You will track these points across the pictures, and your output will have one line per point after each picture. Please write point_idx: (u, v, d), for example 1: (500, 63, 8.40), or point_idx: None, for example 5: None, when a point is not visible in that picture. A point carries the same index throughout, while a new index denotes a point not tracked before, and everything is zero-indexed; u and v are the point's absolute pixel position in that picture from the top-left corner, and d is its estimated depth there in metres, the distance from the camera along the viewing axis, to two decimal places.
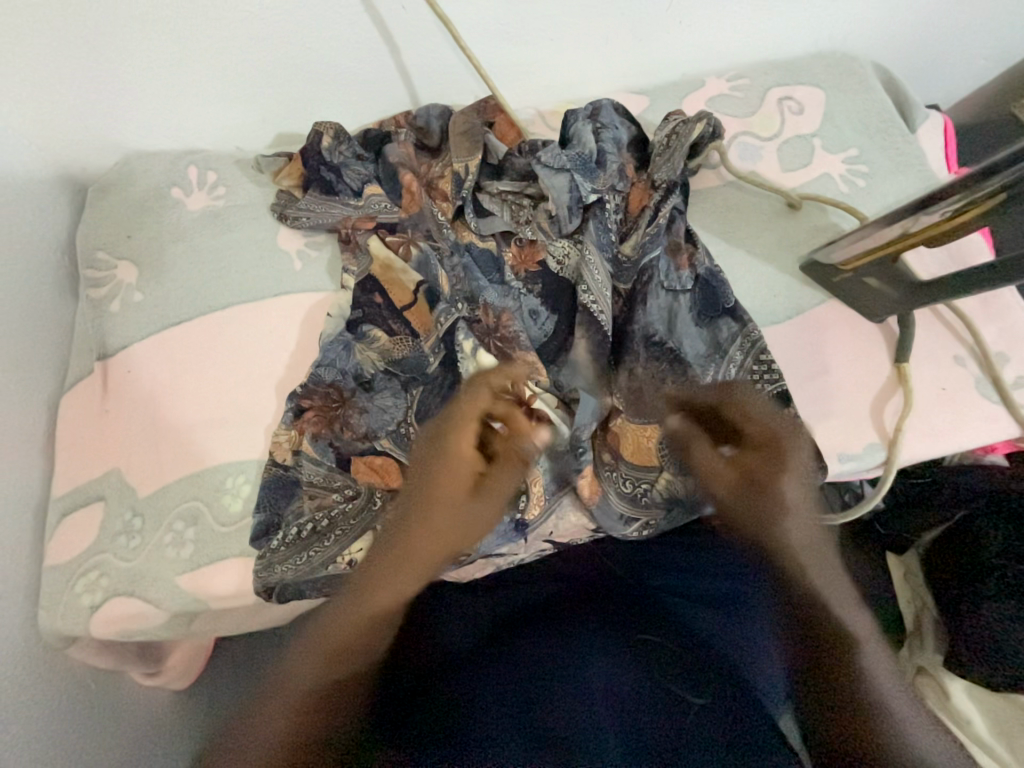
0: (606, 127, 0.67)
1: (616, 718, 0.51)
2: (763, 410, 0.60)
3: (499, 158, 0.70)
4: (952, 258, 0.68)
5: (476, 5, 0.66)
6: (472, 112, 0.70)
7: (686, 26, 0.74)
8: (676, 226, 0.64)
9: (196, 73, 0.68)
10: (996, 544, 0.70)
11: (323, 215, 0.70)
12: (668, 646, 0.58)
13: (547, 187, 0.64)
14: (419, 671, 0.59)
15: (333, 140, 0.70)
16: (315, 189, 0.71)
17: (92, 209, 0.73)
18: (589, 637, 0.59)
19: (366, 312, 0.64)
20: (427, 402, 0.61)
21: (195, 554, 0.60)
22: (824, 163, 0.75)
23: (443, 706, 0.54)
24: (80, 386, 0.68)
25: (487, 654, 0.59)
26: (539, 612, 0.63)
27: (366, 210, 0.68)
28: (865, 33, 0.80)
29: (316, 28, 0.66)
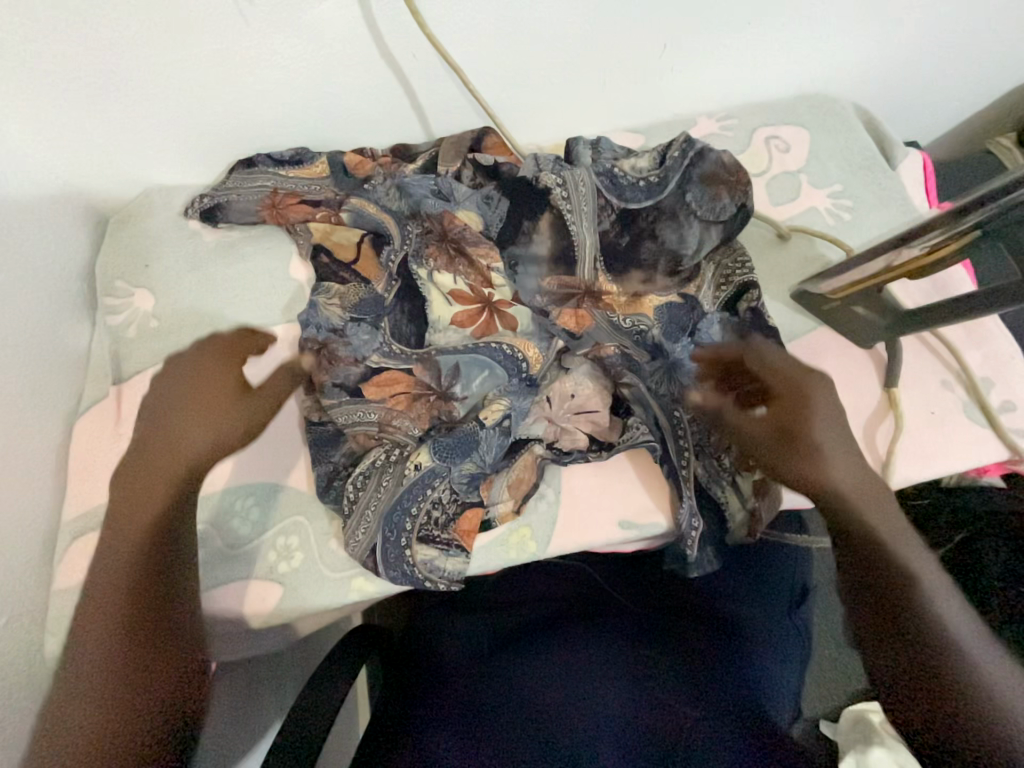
0: (627, 196, 0.66)
1: (624, 721, 0.51)
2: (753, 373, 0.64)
3: (511, 246, 0.68)
4: (936, 288, 0.72)
5: (482, 54, 0.71)
6: (463, 139, 0.74)
7: (679, 72, 0.79)
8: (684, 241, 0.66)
9: (217, 115, 0.72)
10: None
11: (251, 190, 0.73)
12: (668, 660, 0.58)
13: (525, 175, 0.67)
14: (422, 683, 0.61)
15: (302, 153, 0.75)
16: (244, 170, 0.74)
17: (112, 240, 0.76)
18: (589, 651, 0.59)
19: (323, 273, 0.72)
20: (398, 324, 0.68)
21: (204, 577, 0.61)
22: (811, 197, 0.79)
23: (450, 708, 0.55)
24: (94, 411, 0.70)
25: (492, 661, 0.61)
26: (543, 627, 0.65)
27: (308, 195, 0.73)
28: (846, 77, 0.86)
29: (332, 75, 0.70)
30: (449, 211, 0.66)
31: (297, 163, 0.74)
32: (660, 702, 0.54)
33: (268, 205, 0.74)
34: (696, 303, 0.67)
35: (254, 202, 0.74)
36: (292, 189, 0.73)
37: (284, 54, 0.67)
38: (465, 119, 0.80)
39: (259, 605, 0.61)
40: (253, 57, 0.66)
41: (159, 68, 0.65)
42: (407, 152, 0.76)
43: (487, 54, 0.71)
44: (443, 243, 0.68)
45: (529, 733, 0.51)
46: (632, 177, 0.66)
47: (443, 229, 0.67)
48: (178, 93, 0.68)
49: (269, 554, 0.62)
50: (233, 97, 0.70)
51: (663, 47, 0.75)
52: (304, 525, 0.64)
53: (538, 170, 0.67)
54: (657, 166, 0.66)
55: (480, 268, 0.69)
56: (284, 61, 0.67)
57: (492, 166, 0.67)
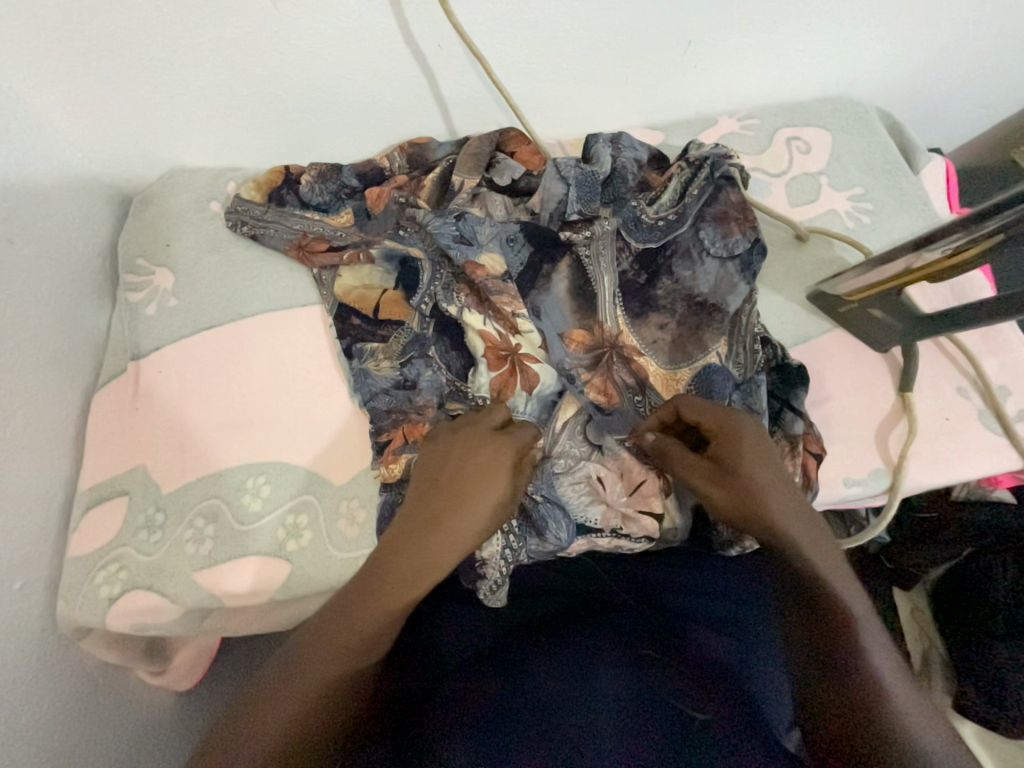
0: (643, 221, 0.66)
1: (625, 727, 0.49)
2: (788, 438, 0.63)
3: (532, 292, 0.66)
4: (955, 294, 0.71)
5: (505, 45, 0.71)
6: (484, 139, 0.74)
7: (702, 69, 0.79)
8: (705, 281, 0.65)
9: (242, 99, 0.73)
10: (1005, 583, 0.71)
11: (284, 230, 0.74)
12: (667, 656, 0.57)
13: (542, 186, 0.68)
14: (427, 680, 0.59)
15: (317, 178, 0.75)
16: (276, 208, 0.75)
17: (134, 219, 0.78)
18: (589, 648, 0.57)
19: (355, 335, 0.70)
20: (448, 358, 0.66)
21: (213, 552, 0.61)
22: (830, 199, 0.79)
23: (449, 711, 0.53)
24: (112, 384, 0.71)
25: (489, 662, 0.59)
26: (545, 624, 0.63)
27: (332, 237, 0.73)
28: (871, 80, 0.85)
29: (357, 63, 0.71)
30: (474, 254, 0.65)
31: (319, 175, 0.75)
32: (663, 697, 0.52)
33: (296, 245, 0.73)
34: (715, 372, 0.63)
35: (286, 237, 0.74)
36: (318, 235, 0.73)
37: (310, 40, 0.67)
38: (486, 110, 0.80)
39: (265, 581, 0.61)
40: (280, 42, 0.67)
41: (187, 50, 0.66)
42: (422, 149, 0.76)
43: (511, 46, 0.71)
44: (473, 286, 0.66)
45: (540, 732, 0.48)
46: (654, 220, 0.66)
47: (471, 273, 0.65)
48: (204, 76, 0.69)
49: (277, 532, 0.63)
50: (257, 81, 0.71)
51: (687, 43, 0.75)
52: (312, 503, 0.64)
53: (565, 197, 0.67)
54: (677, 204, 0.65)
55: (507, 315, 0.64)
56: (311, 48, 0.68)
57: (512, 185, 0.72)
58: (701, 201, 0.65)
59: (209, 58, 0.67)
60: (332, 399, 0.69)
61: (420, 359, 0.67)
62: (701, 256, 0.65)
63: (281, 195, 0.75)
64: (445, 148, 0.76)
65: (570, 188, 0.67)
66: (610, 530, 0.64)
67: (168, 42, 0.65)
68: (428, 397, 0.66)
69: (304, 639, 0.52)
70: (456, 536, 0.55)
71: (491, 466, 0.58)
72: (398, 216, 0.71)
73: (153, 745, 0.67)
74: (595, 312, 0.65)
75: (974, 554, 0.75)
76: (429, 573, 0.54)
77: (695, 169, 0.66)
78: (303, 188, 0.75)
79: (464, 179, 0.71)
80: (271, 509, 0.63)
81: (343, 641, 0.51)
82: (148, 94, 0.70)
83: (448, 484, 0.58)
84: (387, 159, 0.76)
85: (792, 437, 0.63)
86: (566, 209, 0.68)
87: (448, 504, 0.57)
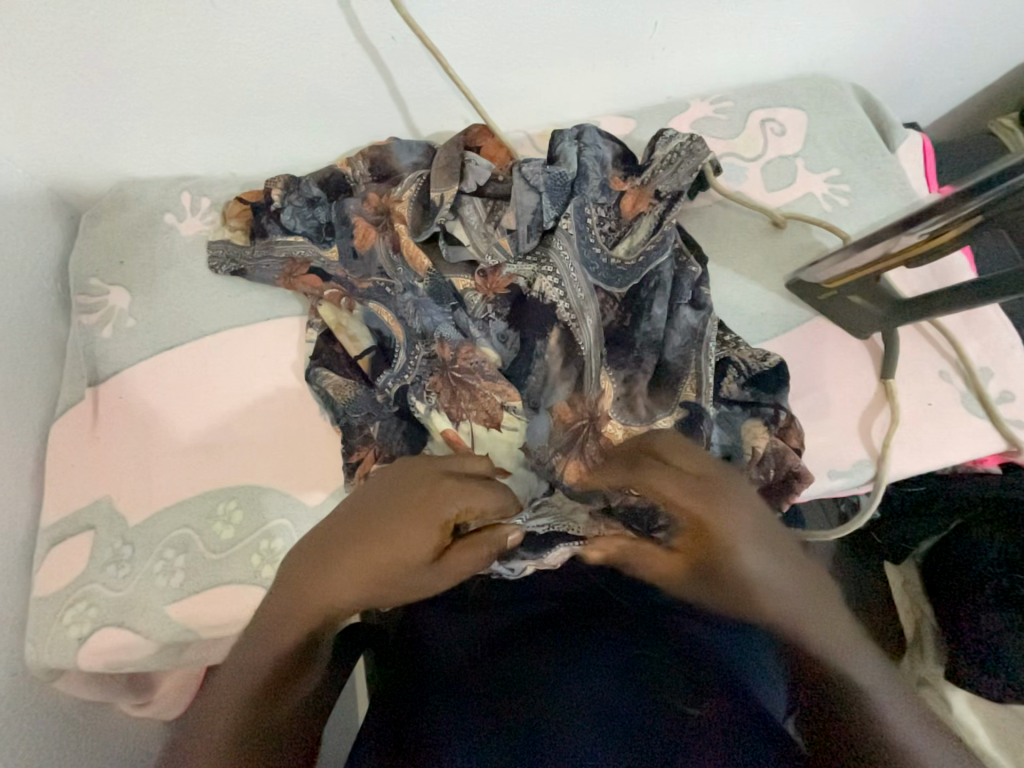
0: (625, 231, 0.64)
1: (600, 717, 0.51)
2: (758, 394, 0.61)
3: (527, 383, 0.61)
4: (935, 276, 0.70)
5: (464, 35, 0.67)
6: (454, 144, 0.68)
7: (671, 52, 0.76)
8: (690, 295, 0.63)
9: (188, 104, 0.68)
10: (991, 555, 0.72)
11: (267, 267, 0.69)
12: (659, 658, 0.56)
13: (513, 200, 0.62)
14: (420, 692, 0.57)
15: (283, 191, 0.69)
16: (261, 238, 0.69)
17: (84, 236, 0.74)
18: (572, 654, 0.56)
19: (327, 360, 0.65)
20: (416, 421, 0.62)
21: (186, 583, 0.60)
22: (806, 182, 0.77)
23: (448, 716, 0.53)
24: (71, 412, 0.68)
25: (478, 673, 0.57)
26: (533, 630, 0.60)
27: (301, 257, 0.67)
28: (843, 57, 0.83)
29: (306, 60, 0.66)
30: (468, 343, 0.62)
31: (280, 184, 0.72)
32: (655, 698, 0.53)
33: (285, 276, 0.68)
34: (704, 411, 0.59)
35: (275, 271, 0.68)
36: (302, 259, 0.67)
37: (256, 40, 0.63)
38: (449, 105, 0.76)
39: (238, 610, 0.59)
40: (224, 45, 0.63)
41: (123, 55, 0.62)
42: (378, 149, 0.71)
43: (470, 36, 0.68)
44: (448, 370, 0.61)
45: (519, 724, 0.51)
46: (629, 258, 0.63)
47: (452, 357, 0.61)
48: (144, 81, 0.65)
49: (251, 558, 0.60)
50: (203, 85, 0.67)
51: (653, 26, 0.72)
52: (287, 528, 0.62)
53: (539, 206, 0.62)
54: (652, 238, 0.63)
55: (491, 398, 0.61)
56: (257, 48, 0.64)
57: (478, 191, 0.65)
58: (687, 179, 0.66)
59: (149, 62, 0.63)
60: (302, 416, 0.66)
61: (395, 418, 0.62)
62: (692, 261, 0.65)
63: (263, 226, 0.69)
64: (411, 150, 0.71)
65: (543, 195, 0.62)
66: (593, 538, 0.60)
67: (102, 49, 0.61)
68: (362, 448, 0.62)
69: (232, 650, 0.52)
70: (358, 571, 0.50)
71: (413, 503, 0.51)
72: (384, 263, 0.64)
73: None
74: (578, 388, 0.60)
75: (961, 527, 0.76)
76: (323, 598, 0.51)
77: (671, 199, 0.65)
78: (286, 215, 0.68)
79: (443, 193, 0.63)
80: (244, 534, 0.61)
81: (283, 638, 0.51)
82: (86, 102, 0.66)
83: (367, 506, 0.52)
84: (349, 166, 0.71)
85: (760, 393, 0.61)
86: (544, 219, 0.62)
87: (360, 540, 0.51)
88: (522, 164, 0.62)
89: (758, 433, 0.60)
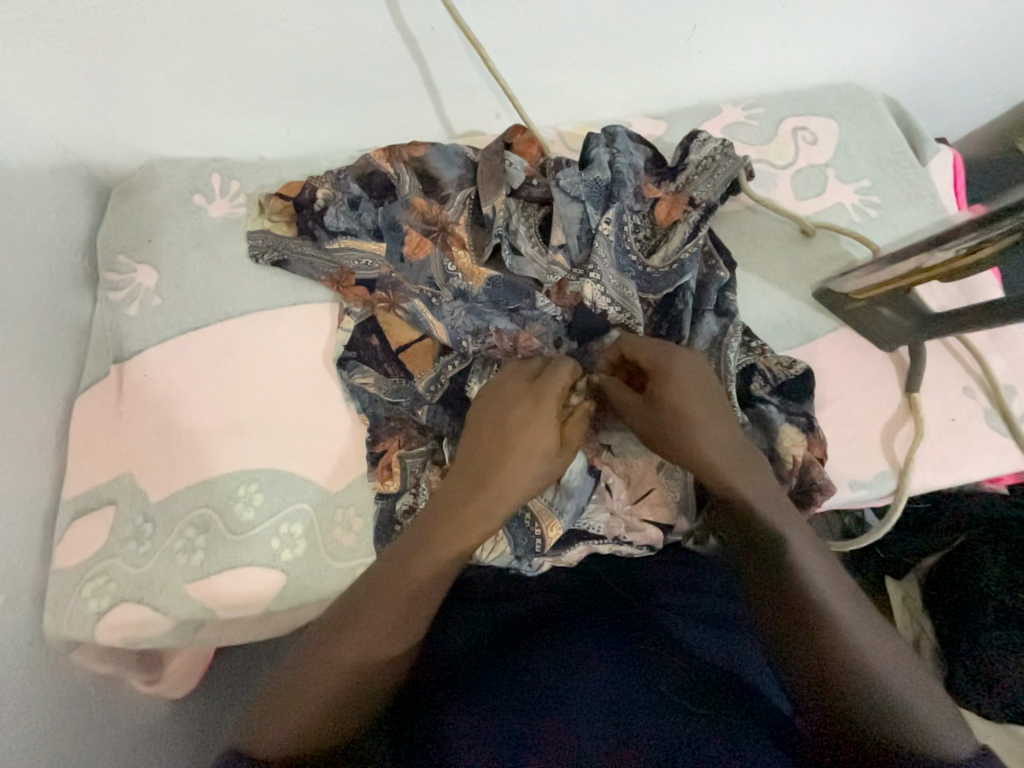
0: (664, 237, 0.64)
1: (606, 713, 0.48)
2: (788, 401, 0.61)
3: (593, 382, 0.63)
4: (963, 292, 0.70)
5: (503, 28, 0.67)
6: (495, 153, 0.66)
7: (708, 55, 0.76)
8: (723, 301, 0.64)
9: (223, 85, 0.68)
10: (994, 572, 0.71)
11: (308, 267, 0.68)
12: (665, 653, 0.54)
13: (557, 213, 0.61)
14: (427, 682, 0.56)
15: (328, 191, 0.68)
16: (299, 239, 0.69)
17: (113, 213, 0.74)
18: (590, 647, 0.54)
19: (361, 355, 0.65)
20: (441, 417, 0.61)
21: (205, 562, 0.60)
22: (837, 192, 0.76)
23: (433, 704, 0.52)
24: (96, 387, 0.69)
25: (485, 659, 0.56)
26: (541, 621, 0.59)
27: (345, 264, 0.66)
28: (878, 68, 0.82)
29: (343, 46, 0.66)
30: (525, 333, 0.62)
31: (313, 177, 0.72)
32: (660, 694, 0.50)
33: (330, 282, 0.67)
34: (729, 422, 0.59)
35: (319, 271, 0.67)
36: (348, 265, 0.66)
37: (298, 24, 0.63)
38: (482, 97, 0.76)
39: (257, 592, 0.60)
40: (262, 26, 0.63)
41: (162, 33, 0.62)
42: (420, 151, 0.67)
43: (509, 29, 0.67)
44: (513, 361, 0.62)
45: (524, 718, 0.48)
46: (663, 267, 0.63)
47: (513, 348, 0.62)
48: (183, 60, 0.65)
49: (271, 541, 0.61)
50: (239, 65, 0.66)
51: (692, 28, 0.72)
52: (307, 511, 0.62)
53: (584, 215, 0.61)
54: (688, 246, 0.63)
55: None
56: (297, 33, 0.64)
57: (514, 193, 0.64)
58: (721, 186, 0.66)
59: (186, 42, 0.63)
60: (325, 403, 0.66)
61: (434, 406, 0.61)
62: (720, 265, 0.65)
63: (310, 229, 0.68)
64: (449, 156, 0.67)
65: (585, 204, 0.61)
66: (613, 536, 0.61)
67: (144, 24, 0.61)
68: (385, 439, 0.63)
69: (282, 672, 0.50)
70: (472, 507, 0.53)
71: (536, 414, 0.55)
72: (437, 274, 0.64)
73: (148, 754, 0.66)
74: None
75: (965, 544, 0.76)
76: (383, 594, 0.51)
77: (705, 206, 0.64)
78: (330, 217, 0.66)
79: (494, 205, 0.63)
80: (264, 518, 0.61)
81: (326, 652, 0.49)
82: (122, 78, 0.65)
83: (492, 450, 0.54)
84: (392, 165, 0.67)
85: (789, 400, 0.61)
86: (592, 226, 0.61)
87: (503, 468, 0.54)
88: (559, 174, 0.63)
89: (794, 441, 0.60)
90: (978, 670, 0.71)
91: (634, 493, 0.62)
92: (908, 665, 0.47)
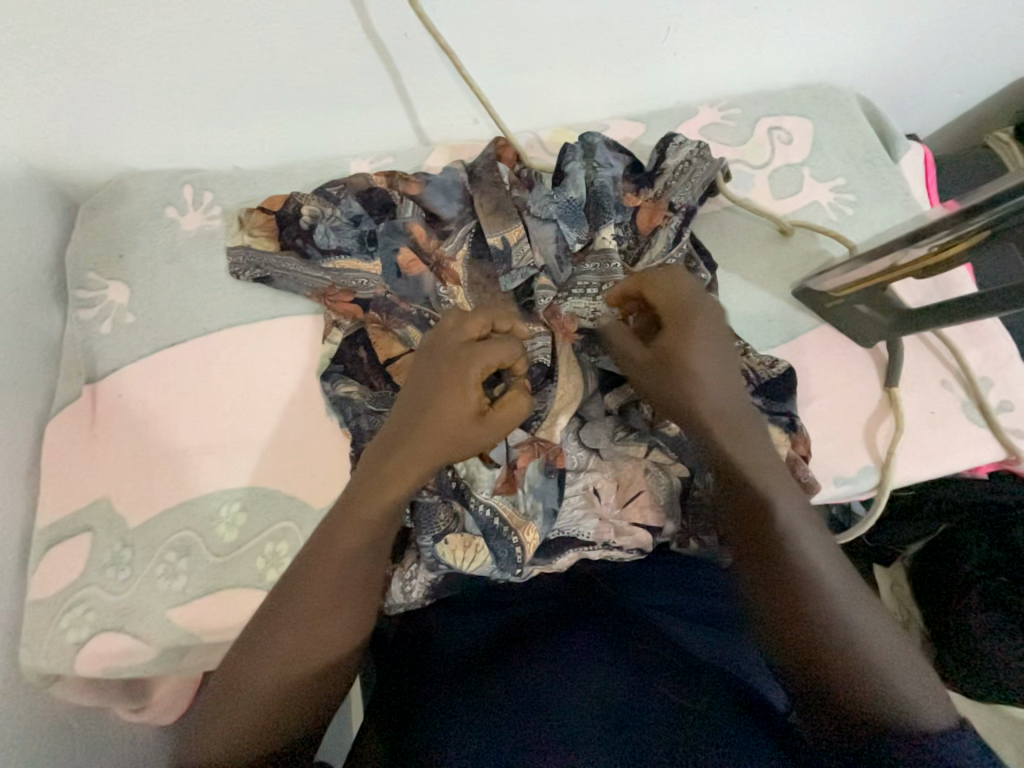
0: (649, 245, 0.64)
1: (600, 719, 0.47)
2: (774, 401, 0.62)
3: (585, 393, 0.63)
4: (938, 286, 0.71)
5: (476, 34, 0.67)
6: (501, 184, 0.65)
7: (682, 57, 0.76)
8: None
9: (190, 95, 0.67)
10: (977, 556, 0.73)
11: (295, 280, 0.67)
12: (652, 649, 0.54)
13: (533, 237, 0.63)
14: (416, 701, 0.53)
15: (309, 206, 0.67)
16: (284, 249, 0.67)
17: (81, 228, 0.72)
18: (575, 645, 0.54)
19: (347, 367, 0.64)
20: None
21: (189, 586, 0.58)
22: (812, 191, 0.77)
23: (422, 719, 0.51)
24: (68, 409, 0.66)
25: (475, 674, 0.54)
26: (528, 627, 0.58)
27: (343, 282, 0.65)
28: (850, 66, 0.83)
29: (313, 53, 0.65)
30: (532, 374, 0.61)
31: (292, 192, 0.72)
32: (648, 688, 0.50)
33: (320, 298, 0.66)
34: None
35: (304, 286, 0.66)
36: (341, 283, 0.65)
37: (264, 29, 0.62)
38: (458, 103, 0.75)
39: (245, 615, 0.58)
40: (228, 33, 0.61)
41: (124, 43, 0.60)
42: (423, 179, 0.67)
43: (482, 35, 0.67)
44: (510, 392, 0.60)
45: (521, 724, 0.47)
46: None
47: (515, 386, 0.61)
48: (147, 70, 0.63)
49: (256, 561, 0.59)
50: (205, 73, 0.65)
51: (665, 30, 0.72)
52: (292, 530, 0.61)
53: (557, 234, 0.63)
54: (670, 253, 0.63)
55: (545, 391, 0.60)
56: (265, 40, 0.63)
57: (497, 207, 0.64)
58: (699, 190, 0.66)
59: (151, 53, 0.61)
60: (307, 418, 0.65)
61: None
62: (704, 269, 0.65)
63: (296, 243, 0.67)
64: (448, 188, 0.67)
65: (558, 223, 0.63)
66: (602, 543, 0.61)
67: (105, 34, 0.59)
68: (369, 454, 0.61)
69: (236, 649, 0.49)
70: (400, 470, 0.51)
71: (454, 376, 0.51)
72: (432, 293, 0.64)
73: None
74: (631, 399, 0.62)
75: (949, 531, 0.77)
76: (337, 559, 0.50)
77: (684, 212, 0.65)
78: (320, 234, 0.66)
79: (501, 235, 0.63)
80: (249, 538, 0.60)
81: (283, 627, 0.48)
82: (84, 90, 0.63)
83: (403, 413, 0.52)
84: (393, 188, 0.67)
85: (774, 400, 0.62)
86: (568, 244, 0.63)
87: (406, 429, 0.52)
88: (529, 199, 0.64)
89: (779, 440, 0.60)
90: (965, 652, 0.72)
91: (622, 496, 0.62)
92: (898, 642, 0.47)
